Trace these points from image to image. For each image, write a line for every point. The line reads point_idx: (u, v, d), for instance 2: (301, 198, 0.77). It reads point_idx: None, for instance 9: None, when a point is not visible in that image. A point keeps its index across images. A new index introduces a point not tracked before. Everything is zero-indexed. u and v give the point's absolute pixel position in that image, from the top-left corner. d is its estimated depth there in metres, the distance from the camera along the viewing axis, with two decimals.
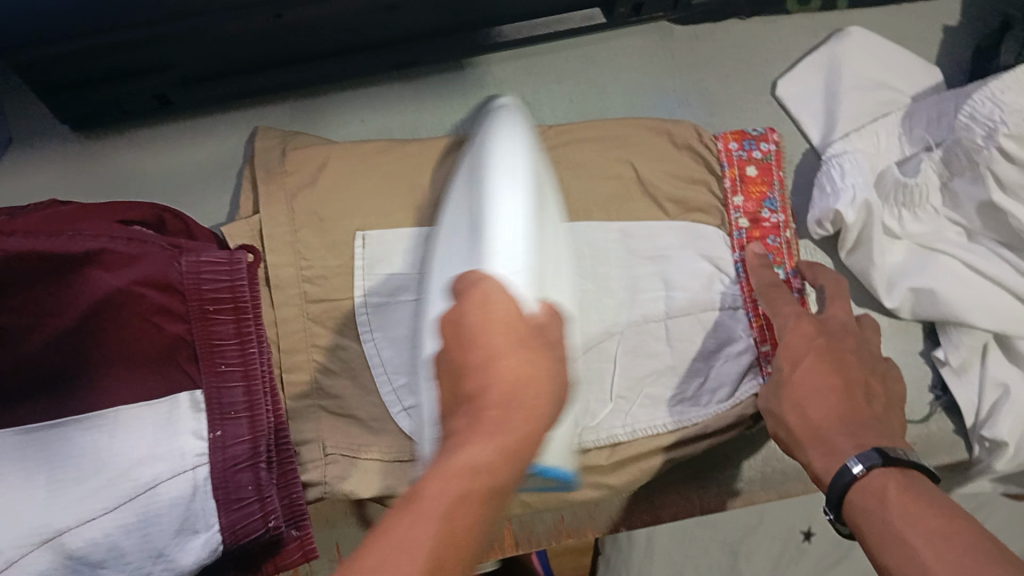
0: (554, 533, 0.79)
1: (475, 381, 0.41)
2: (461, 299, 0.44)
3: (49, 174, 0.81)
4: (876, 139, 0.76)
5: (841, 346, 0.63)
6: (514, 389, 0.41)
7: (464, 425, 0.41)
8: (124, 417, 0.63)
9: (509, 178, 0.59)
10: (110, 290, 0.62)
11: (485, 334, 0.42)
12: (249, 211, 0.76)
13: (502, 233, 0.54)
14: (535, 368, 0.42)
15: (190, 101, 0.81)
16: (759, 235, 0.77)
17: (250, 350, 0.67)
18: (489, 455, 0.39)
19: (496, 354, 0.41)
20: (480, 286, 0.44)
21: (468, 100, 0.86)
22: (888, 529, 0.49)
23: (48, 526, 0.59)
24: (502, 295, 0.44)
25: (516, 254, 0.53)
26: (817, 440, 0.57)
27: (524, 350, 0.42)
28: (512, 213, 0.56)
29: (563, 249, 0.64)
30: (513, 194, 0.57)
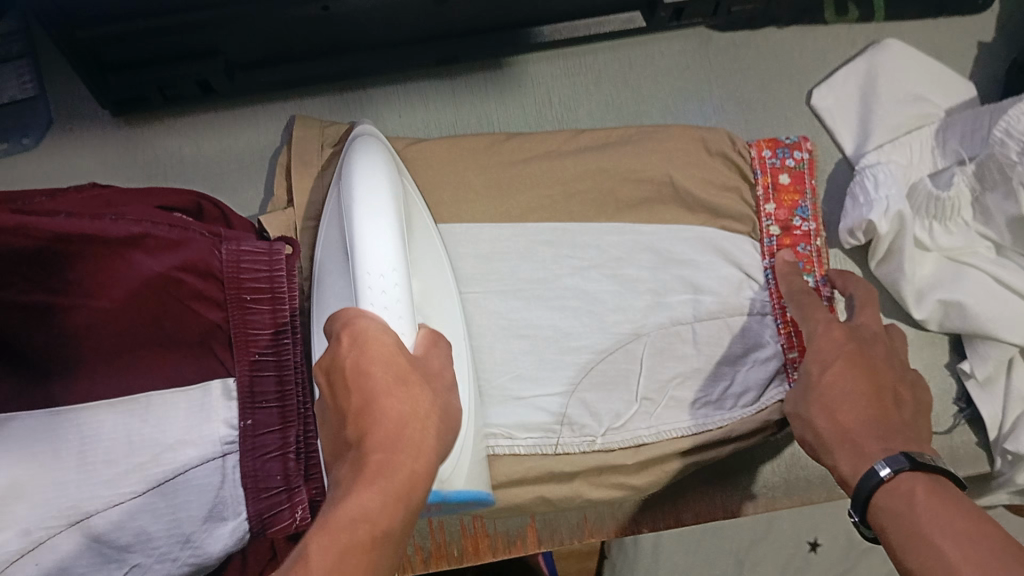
0: (577, 532, 0.80)
1: (364, 422, 0.43)
2: (335, 340, 0.48)
3: (92, 161, 0.83)
4: (909, 151, 0.78)
5: (872, 352, 0.63)
6: (398, 428, 0.43)
7: (348, 477, 0.42)
8: (157, 403, 0.62)
9: (372, 199, 0.58)
10: (151, 274, 0.62)
11: (362, 374, 0.45)
12: (285, 200, 0.77)
13: (375, 264, 0.55)
14: (414, 410, 0.44)
15: (232, 91, 0.82)
16: (790, 242, 0.78)
17: (284, 340, 0.67)
18: (374, 501, 0.40)
19: (374, 395, 0.44)
20: (359, 322, 0.48)
21: (506, 100, 0.87)
22: (916, 531, 0.49)
23: (76, 508, 0.58)
24: (379, 330, 0.48)
25: (391, 284, 0.54)
26: (843, 441, 0.57)
27: (400, 391, 0.45)
28: (383, 240, 0.56)
29: (446, 280, 0.67)
30: (376, 226, 0.57)
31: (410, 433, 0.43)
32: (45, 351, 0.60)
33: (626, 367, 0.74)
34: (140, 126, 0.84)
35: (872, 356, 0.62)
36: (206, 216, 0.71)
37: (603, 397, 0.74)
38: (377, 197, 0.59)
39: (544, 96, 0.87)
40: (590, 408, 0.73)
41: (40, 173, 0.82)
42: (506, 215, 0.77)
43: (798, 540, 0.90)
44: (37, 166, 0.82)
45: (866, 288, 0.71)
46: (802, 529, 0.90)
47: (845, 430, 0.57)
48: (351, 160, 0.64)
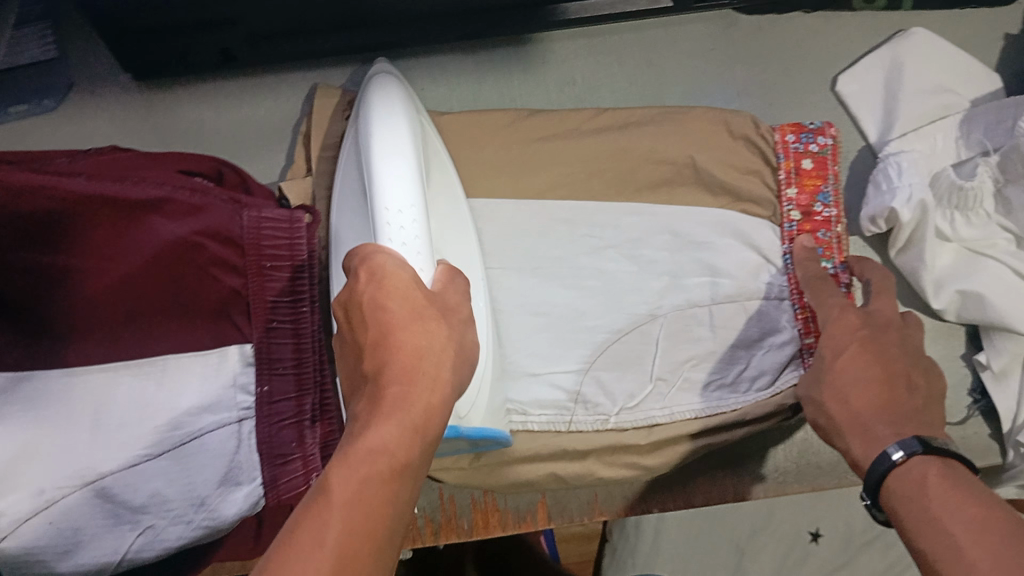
0: (587, 511, 0.80)
1: (381, 354, 0.43)
2: (353, 278, 0.45)
3: (111, 125, 0.83)
4: (933, 141, 0.77)
5: (884, 338, 0.62)
6: (413, 362, 0.43)
7: (365, 410, 0.42)
8: (174, 366, 0.63)
9: (391, 134, 0.55)
10: (170, 238, 0.62)
11: (380, 308, 0.44)
12: (304, 169, 0.77)
13: (395, 199, 0.51)
14: (431, 342, 0.44)
15: (254, 59, 0.82)
16: (810, 228, 0.77)
17: (301, 308, 0.67)
18: (392, 435, 0.41)
19: (392, 329, 0.43)
20: (379, 259, 0.46)
21: (528, 77, 0.86)
22: (927, 515, 0.49)
23: (90, 469, 0.57)
24: (396, 266, 0.45)
25: (410, 220, 0.51)
26: (856, 426, 0.57)
27: (415, 322, 0.44)
28: (403, 175, 0.53)
29: (460, 223, 0.66)
30: (394, 157, 0.54)
31: (425, 369, 0.43)
32: (63, 313, 0.60)
33: (641, 348, 0.74)
34: (160, 91, 0.84)
35: (888, 341, 0.61)
36: (225, 181, 0.70)
37: (617, 377, 0.74)
38: (396, 131, 0.56)
39: (566, 75, 0.87)
40: (604, 388, 0.73)
41: (59, 135, 0.82)
42: (523, 192, 0.77)
43: (799, 531, 0.90)
44: (56, 128, 0.82)
45: (884, 275, 0.70)
46: (802, 520, 0.90)
47: (857, 415, 0.57)
48: (367, 95, 0.62)
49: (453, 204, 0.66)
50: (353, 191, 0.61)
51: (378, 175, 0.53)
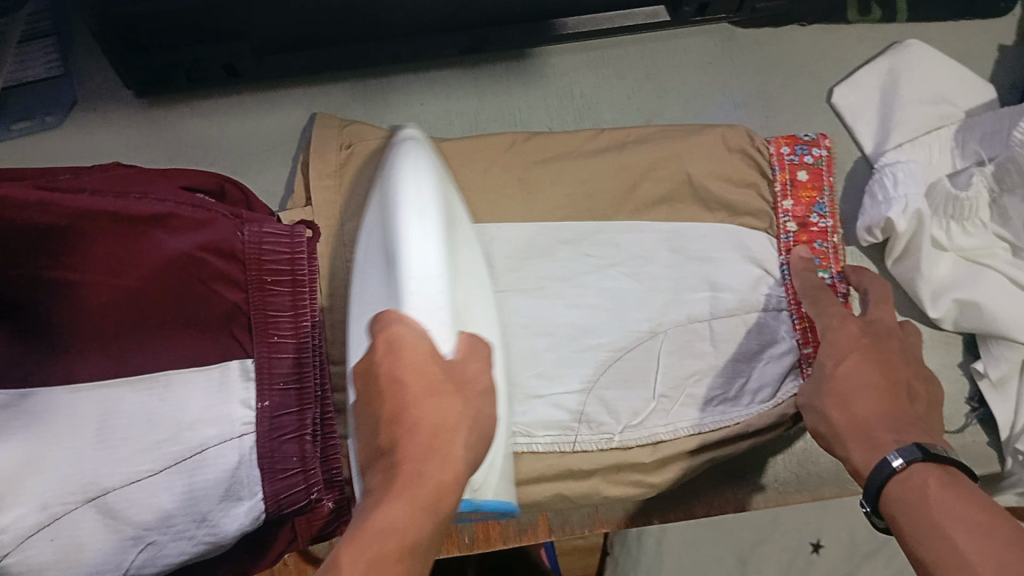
0: (588, 522, 0.81)
1: (394, 432, 0.43)
2: (372, 344, 0.46)
3: (113, 141, 0.83)
4: (929, 152, 0.78)
5: (888, 348, 0.63)
6: (426, 441, 0.43)
7: (379, 487, 0.42)
8: (176, 382, 0.63)
9: (416, 196, 0.55)
10: (173, 252, 0.62)
11: (393, 383, 0.44)
12: (302, 199, 0.77)
13: (419, 266, 0.50)
14: (445, 419, 0.44)
15: (256, 74, 0.82)
16: (806, 239, 0.78)
17: (303, 324, 0.67)
18: (401, 516, 0.41)
19: (404, 406, 0.43)
20: (395, 329, 0.46)
21: (528, 91, 0.87)
22: (928, 521, 0.49)
23: (94, 484, 0.58)
24: (414, 337, 0.46)
25: (434, 289, 0.50)
26: (858, 434, 0.57)
27: (431, 396, 0.44)
28: (427, 239, 0.52)
29: (482, 274, 0.65)
30: (419, 222, 0.53)
31: (436, 446, 0.43)
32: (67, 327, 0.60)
33: (644, 363, 0.74)
34: (163, 107, 0.84)
35: (889, 350, 0.62)
36: (228, 197, 0.71)
37: (622, 394, 0.74)
38: (421, 193, 0.55)
39: (566, 88, 0.87)
40: (608, 405, 0.73)
41: (61, 150, 0.82)
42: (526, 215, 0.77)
43: None
44: (59, 144, 0.83)
45: (883, 284, 0.71)
46: None
47: (861, 422, 0.58)
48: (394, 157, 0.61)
49: (480, 262, 0.65)
50: (374, 252, 0.60)
51: (402, 239, 0.52)
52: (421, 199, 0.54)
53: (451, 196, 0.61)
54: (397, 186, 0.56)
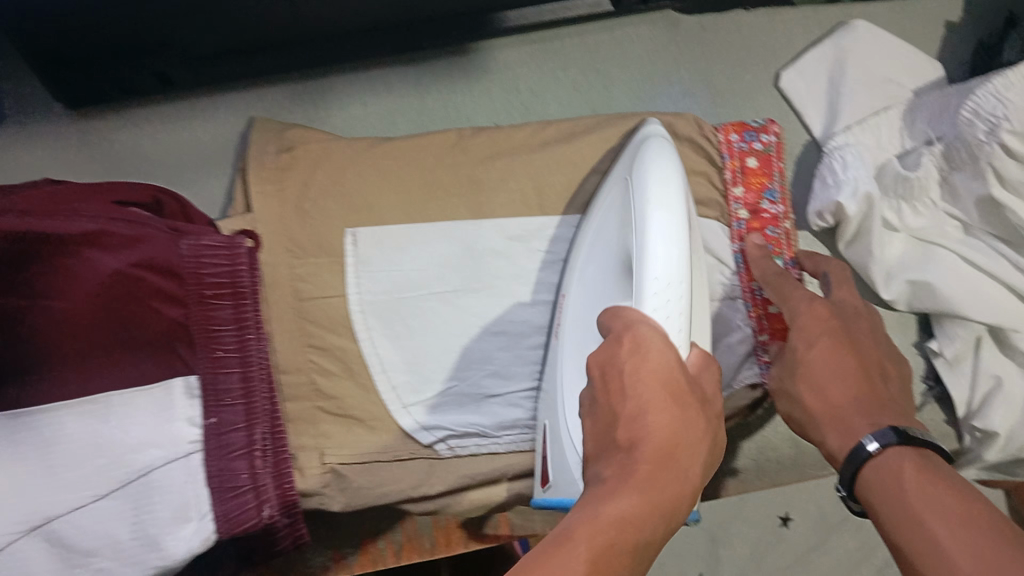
0: (550, 521, 0.79)
1: (631, 432, 0.41)
2: (614, 342, 0.44)
3: (48, 157, 0.81)
4: (878, 132, 0.77)
5: (855, 331, 0.61)
6: (666, 447, 0.40)
7: (614, 478, 0.40)
8: (118, 403, 0.62)
9: (659, 193, 0.49)
10: (108, 272, 0.60)
11: (638, 383, 0.41)
12: (243, 209, 0.75)
13: (660, 276, 0.46)
14: (688, 432, 0.40)
15: (190, 80, 0.80)
16: (759, 226, 0.77)
17: (248, 338, 0.66)
18: (633, 508, 0.38)
19: (648, 408, 0.40)
20: (637, 329, 0.44)
21: (472, 86, 0.86)
22: (902, 507, 0.49)
23: (37, 514, 0.57)
24: (661, 345, 0.42)
25: (678, 292, 0.46)
26: (833, 420, 0.56)
27: (670, 407, 0.41)
28: (671, 238, 0.47)
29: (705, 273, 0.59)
30: (664, 231, 0.47)
31: (670, 455, 0.40)
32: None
33: None
34: (96, 118, 0.82)
35: (858, 332, 0.60)
36: (166, 209, 0.69)
37: None
38: (665, 189, 0.50)
39: (510, 82, 0.86)
40: None
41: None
42: (479, 214, 0.74)
43: (769, 516, 0.92)
44: None
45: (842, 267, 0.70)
46: (771, 505, 0.92)
47: (835, 409, 0.57)
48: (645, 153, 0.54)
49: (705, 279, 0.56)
50: (610, 258, 0.56)
51: (643, 246, 0.48)
52: (661, 205, 0.48)
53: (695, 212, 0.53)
54: (646, 183, 0.50)
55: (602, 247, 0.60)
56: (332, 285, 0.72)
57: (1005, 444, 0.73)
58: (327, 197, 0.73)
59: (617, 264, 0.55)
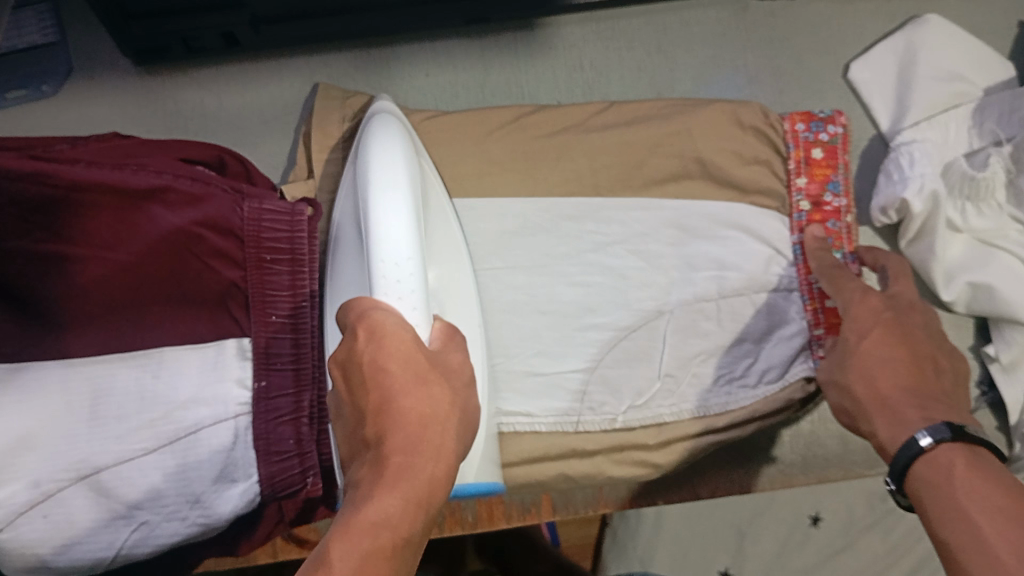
0: (591, 503, 0.78)
1: (383, 425, 0.41)
2: (350, 335, 0.43)
3: (111, 112, 0.82)
4: (945, 130, 0.77)
5: (909, 321, 0.59)
6: (415, 434, 0.40)
7: (367, 478, 0.40)
8: (169, 358, 0.62)
9: (389, 177, 0.53)
10: (171, 225, 0.61)
11: (381, 371, 0.41)
12: (304, 172, 0.75)
13: (392, 249, 0.49)
14: (437, 407, 0.42)
15: (259, 42, 0.80)
16: (819, 218, 0.76)
17: (302, 303, 0.66)
18: (395, 508, 0.39)
19: (392, 395, 0.41)
20: (377, 316, 0.44)
21: (536, 63, 0.85)
22: (954, 504, 0.45)
23: (87, 462, 0.58)
24: (397, 325, 0.44)
25: (408, 272, 0.48)
26: (885, 408, 0.54)
27: (422, 397, 0.42)
28: (402, 223, 0.50)
29: (441, 256, 0.62)
30: (398, 210, 0.51)
31: (428, 443, 0.41)
32: (45, 301, 0.58)
33: (648, 344, 0.73)
34: (160, 75, 0.83)
35: (911, 323, 0.59)
36: (229, 169, 0.69)
37: (625, 373, 0.73)
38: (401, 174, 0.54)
39: (574, 60, 0.86)
40: (610, 385, 0.73)
41: (59, 122, 0.81)
42: (534, 191, 0.75)
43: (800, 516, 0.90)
44: (55, 114, 0.81)
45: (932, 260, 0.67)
46: (804, 504, 0.90)
47: (884, 397, 0.54)
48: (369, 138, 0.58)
49: (444, 254, 0.63)
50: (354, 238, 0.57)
51: (378, 218, 0.50)
52: (393, 182, 0.52)
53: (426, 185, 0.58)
54: (373, 166, 0.54)
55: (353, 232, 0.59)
56: None
57: None
58: None
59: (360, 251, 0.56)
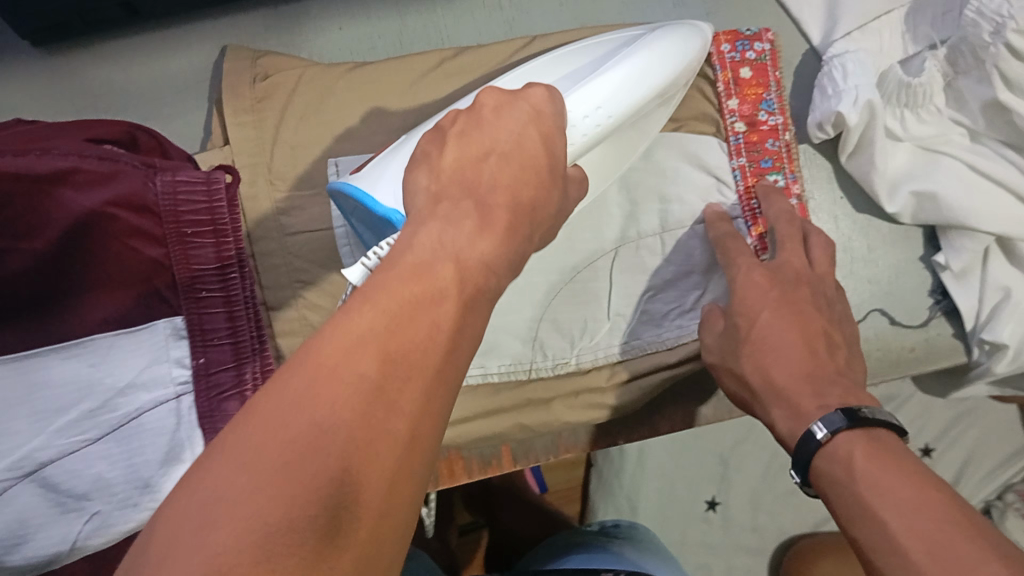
0: (552, 449, 0.77)
1: (496, 183, 0.41)
2: (513, 94, 0.45)
3: (20, 99, 0.79)
4: (879, 38, 0.75)
5: (797, 296, 0.63)
6: (516, 194, 0.41)
7: (471, 213, 0.39)
8: (102, 345, 0.60)
9: (664, 44, 0.59)
10: (85, 208, 0.58)
11: (524, 129, 0.44)
12: (222, 140, 0.73)
13: (613, 83, 0.55)
14: (540, 203, 0.43)
15: (158, 8, 0.77)
16: (757, 138, 0.74)
17: (231, 275, 0.64)
18: (491, 252, 0.38)
19: (521, 141, 0.43)
20: (540, 92, 0.46)
21: (454, 6, 0.83)
22: (858, 501, 0.45)
23: (30, 458, 0.56)
24: (547, 109, 0.46)
25: (601, 111, 0.55)
26: (779, 398, 0.56)
27: (538, 179, 0.43)
28: (633, 77, 0.56)
29: (626, 133, 0.64)
30: (633, 68, 0.56)
31: (519, 213, 0.41)
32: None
33: (595, 285, 0.72)
34: (64, 55, 0.80)
35: (799, 298, 0.62)
36: (141, 146, 0.67)
37: (575, 314, 0.72)
38: (668, 53, 0.58)
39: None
40: (561, 328, 0.72)
41: None
42: None
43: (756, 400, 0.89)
44: None
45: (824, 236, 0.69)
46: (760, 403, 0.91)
47: (778, 388, 0.56)
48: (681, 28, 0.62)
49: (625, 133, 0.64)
50: (585, 65, 0.59)
51: (630, 62, 0.56)
52: (664, 54, 0.58)
53: (669, 93, 0.62)
54: (665, 36, 0.59)
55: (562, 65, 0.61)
56: (317, 218, 0.70)
57: (1015, 356, 0.72)
58: (307, 125, 0.71)
59: (575, 73, 0.58)
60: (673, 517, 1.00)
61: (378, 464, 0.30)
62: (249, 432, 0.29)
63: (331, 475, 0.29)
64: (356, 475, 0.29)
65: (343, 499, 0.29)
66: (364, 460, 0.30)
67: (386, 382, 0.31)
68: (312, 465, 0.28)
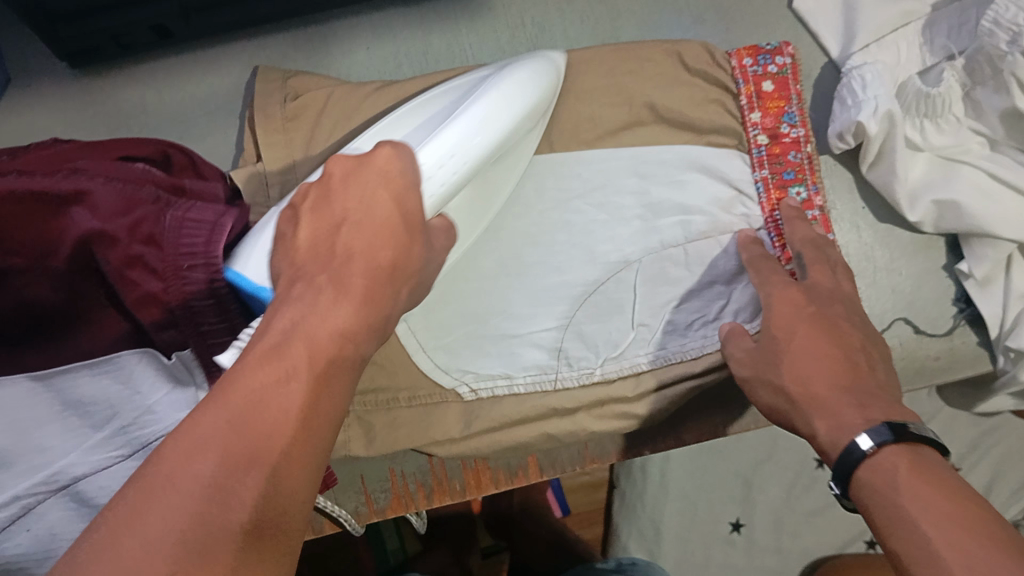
0: (578, 460, 0.77)
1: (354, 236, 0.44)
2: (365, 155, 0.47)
3: (54, 119, 0.81)
4: (896, 51, 0.76)
5: (830, 313, 0.63)
6: (371, 247, 0.44)
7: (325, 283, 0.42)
8: (128, 363, 0.59)
9: (497, 101, 0.60)
10: (93, 232, 0.56)
11: (369, 192, 0.45)
12: (252, 158, 0.75)
13: (460, 135, 0.57)
14: (397, 256, 0.45)
15: (191, 30, 0.80)
16: (780, 151, 0.75)
17: (234, 308, 0.61)
18: (349, 318, 0.41)
19: (368, 201, 0.45)
20: (389, 151, 0.47)
21: (476, 26, 0.85)
22: (900, 514, 0.46)
23: (65, 472, 0.57)
24: (400, 170, 0.47)
25: (451, 166, 0.56)
26: (823, 409, 0.56)
27: (389, 235, 0.45)
28: (474, 134, 0.58)
29: (485, 184, 0.67)
30: (468, 126, 0.57)
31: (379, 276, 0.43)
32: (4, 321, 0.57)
33: (619, 296, 0.73)
34: (99, 77, 0.82)
35: (833, 316, 0.63)
36: (174, 164, 0.68)
37: (601, 326, 0.73)
38: (511, 97, 0.61)
39: (516, 18, 0.85)
40: (586, 339, 0.73)
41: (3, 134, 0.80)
42: None
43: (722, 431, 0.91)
44: None
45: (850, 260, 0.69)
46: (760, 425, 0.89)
47: (820, 399, 0.56)
48: (520, 73, 0.64)
49: (484, 183, 0.67)
50: (427, 122, 0.62)
51: (468, 116, 0.58)
52: (495, 112, 0.59)
53: (515, 136, 0.64)
54: (502, 88, 0.61)
55: (412, 119, 0.64)
56: None
57: None
58: (336, 138, 0.72)
59: (421, 131, 0.61)
60: (698, 533, 1.00)
61: (246, 497, 0.34)
62: (159, 465, 0.34)
63: (207, 488, 0.34)
64: (227, 498, 0.34)
65: (212, 521, 0.33)
66: (231, 488, 0.34)
67: (251, 439, 0.35)
68: (181, 497, 0.33)
